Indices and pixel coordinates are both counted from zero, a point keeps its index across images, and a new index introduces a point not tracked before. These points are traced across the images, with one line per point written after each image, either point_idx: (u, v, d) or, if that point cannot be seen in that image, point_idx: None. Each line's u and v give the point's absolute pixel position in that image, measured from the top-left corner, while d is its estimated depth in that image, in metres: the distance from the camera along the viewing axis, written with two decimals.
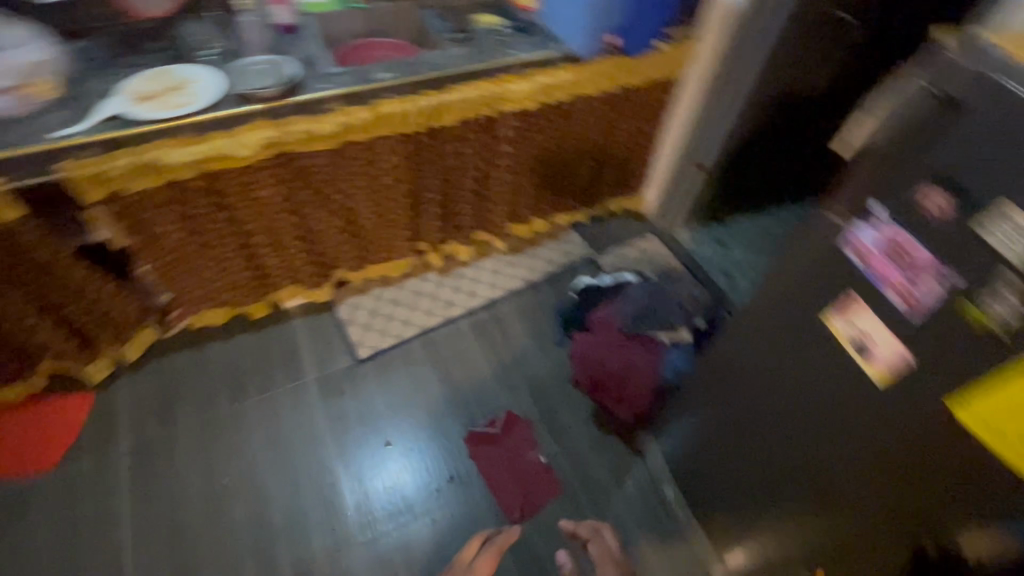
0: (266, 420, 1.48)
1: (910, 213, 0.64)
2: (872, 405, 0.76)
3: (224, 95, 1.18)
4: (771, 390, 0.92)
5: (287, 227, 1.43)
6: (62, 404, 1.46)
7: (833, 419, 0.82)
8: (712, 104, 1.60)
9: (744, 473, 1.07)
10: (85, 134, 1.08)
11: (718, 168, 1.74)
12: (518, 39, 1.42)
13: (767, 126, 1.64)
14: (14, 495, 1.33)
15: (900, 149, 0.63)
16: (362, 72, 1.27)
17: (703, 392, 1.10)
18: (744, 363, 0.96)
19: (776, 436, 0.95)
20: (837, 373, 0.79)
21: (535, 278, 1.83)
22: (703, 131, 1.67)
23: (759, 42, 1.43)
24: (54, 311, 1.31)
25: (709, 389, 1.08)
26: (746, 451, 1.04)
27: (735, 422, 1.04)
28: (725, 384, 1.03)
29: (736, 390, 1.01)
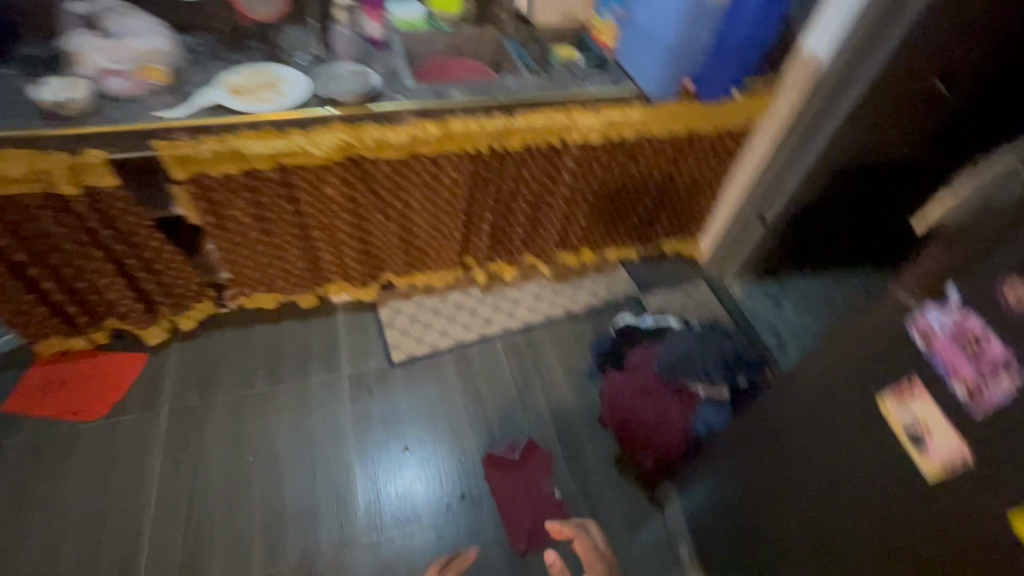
0: (296, 407, 1.53)
1: (987, 301, 0.59)
2: (919, 503, 0.69)
3: (309, 97, 1.26)
4: (806, 464, 0.87)
5: (346, 227, 1.49)
6: (118, 360, 1.56)
7: (866, 508, 0.77)
8: (781, 160, 1.56)
9: (765, 547, 1.01)
10: (182, 118, 1.18)
11: (779, 225, 1.69)
12: (591, 75, 1.45)
13: (836, 189, 1.58)
14: (61, 438, 1.42)
15: (984, 229, 0.60)
16: (439, 90, 1.33)
17: (735, 453, 1.05)
18: (782, 429, 0.92)
19: (803, 513, 0.89)
20: (880, 460, 0.74)
21: (576, 309, 1.82)
22: (768, 186, 1.63)
23: (838, 104, 1.40)
24: (127, 273, 1.41)
25: (742, 451, 1.03)
26: (769, 523, 0.98)
27: (764, 491, 0.98)
28: (759, 448, 0.98)
29: (769, 457, 0.96)
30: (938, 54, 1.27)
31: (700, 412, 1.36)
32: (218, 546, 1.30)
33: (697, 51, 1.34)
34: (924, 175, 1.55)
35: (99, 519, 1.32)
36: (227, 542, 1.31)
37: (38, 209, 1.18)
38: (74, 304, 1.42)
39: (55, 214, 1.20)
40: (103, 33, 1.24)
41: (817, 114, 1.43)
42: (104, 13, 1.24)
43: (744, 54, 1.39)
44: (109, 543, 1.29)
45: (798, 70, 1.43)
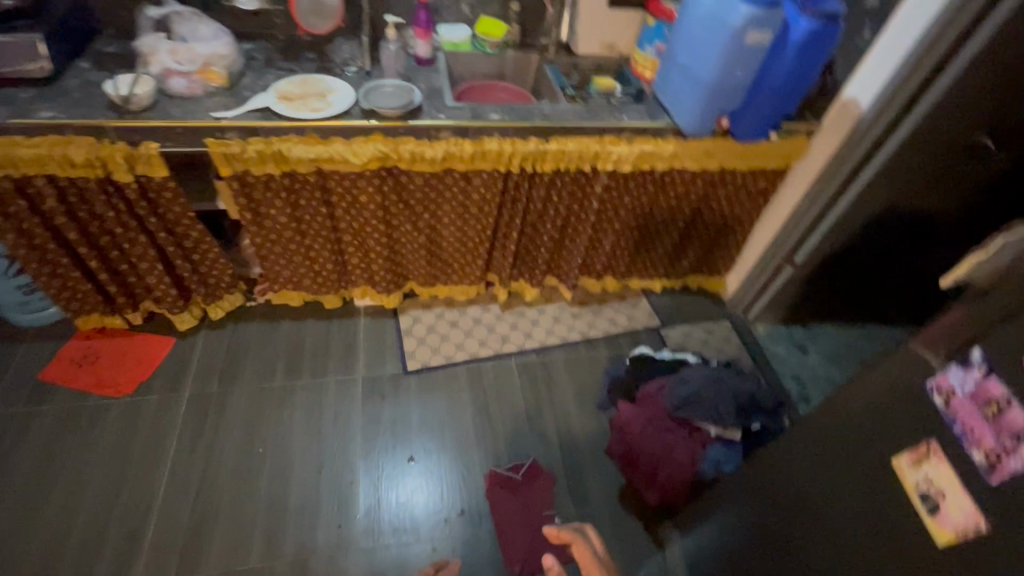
0: (310, 404, 1.56)
1: (1016, 369, 0.57)
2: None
3: (353, 108, 1.32)
4: (809, 518, 0.85)
5: (376, 234, 1.54)
6: (148, 342, 1.63)
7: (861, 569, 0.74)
8: (814, 204, 1.54)
9: None
10: (233, 118, 1.24)
11: (809, 269, 1.66)
12: (628, 106, 1.47)
13: (870, 238, 1.55)
14: (87, 411, 1.48)
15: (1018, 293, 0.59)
16: (477, 110, 1.37)
17: (743, 500, 1.03)
18: (790, 478, 0.89)
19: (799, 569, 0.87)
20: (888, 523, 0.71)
21: (594, 335, 1.81)
22: (800, 229, 1.61)
23: (877, 153, 1.38)
24: (167, 260, 1.48)
25: (749, 498, 1.00)
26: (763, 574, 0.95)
27: (764, 541, 0.96)
28: (765, 496, 0.95)
29: (774, 506, 0.93)
30: (985, 111, 1.24)
31: (709, 452, 1.35)
32: (220, 532, 1.33)
33: (737, 91, 1.34)
34: (965, 233, 1.50)
35: (112, 493, 1.36)
36: (228, 530, 1.33)
37: (94, 192, 1.26)
38: (115, 284, 1.50)
39: (108, 198, 1.28)
40: (172, 36, 1.33)
41: (855, 162, 1.41)
42: (173, 16, 1.32)
43: (785, 97, 1.38)
44: (118, 518, 1.32)
45: (840, 117, 1.42)
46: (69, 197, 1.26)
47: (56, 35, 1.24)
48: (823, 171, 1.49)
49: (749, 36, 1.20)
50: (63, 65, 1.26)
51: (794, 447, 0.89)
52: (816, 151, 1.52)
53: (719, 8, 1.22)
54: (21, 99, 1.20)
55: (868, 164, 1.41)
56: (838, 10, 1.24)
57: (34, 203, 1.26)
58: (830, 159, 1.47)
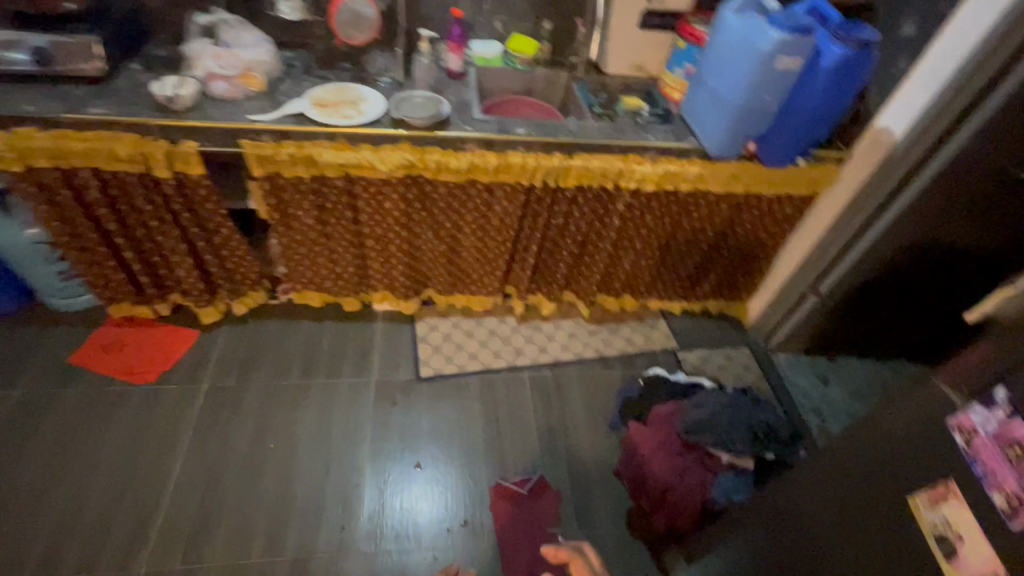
0: (323, 404, 1.58)
1: None
2: None
3: (383, 117, 1.35)
4: (820, 554, 0.81)
5: (397, 240, 1.56)
6: (173, 333, 1.68)
7: None
8: (842, 232, 1.51)
9: None
10: (268, 121, 1.29)
11: (834, 299, 1.62)
12: (653, 126, 1.47)
13: (899, 270, 1.51)
14: (111, 396, 1.53)
15: None
16: (504, 124, 1.39)
17: (752, 531, 0.99)
18: (802, 512, 0.86)
19: None
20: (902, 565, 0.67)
21: (609, 354, 1.80)
22: (826, 257, 1.57)
23: (909, 184, 1.35)
24: (197, 255, 1.53)
25: (759, 530, 0.97)
26: None
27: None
28: (775, 529, 0.92)
29: (784, 540, 0.90)
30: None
31: (720, 480, 1.31)
32: (226, 525, 1.35)
33: (765, 115, 1.33)
34: (1002, 270, 1.44)
35: (127, 478, 1.40)
36: (234, 523, 1.35)
37: (134, 186, 1.32)
38: (147, 275, 1.55)
39: (147, 192, 1.34)
40: (217, 41, 1.39)
41: (885, 192, 1.39)
42: (220, 25, 1.40)
43: (815, 123, 1.36)
44: (131, 502, 1.36)
45: (872, 146, 1.40)
46: (111, 189, 1.32)
47: (111, 38, 1.31)
48: (851, 199, 1.46)
49: (779, 61, 1.20)
50: (116, 66, 1.34)
51: (808, 479, 0.86)
52: (845, 179, 1.49)
53: (750, 32, 1.22)
54: (74, 95, 1.27)
55: (899, 195, 1.37)
56: (872, 38, 1.23)
57: (78, 193, 1.32)
58: (860, 187, 1.44)
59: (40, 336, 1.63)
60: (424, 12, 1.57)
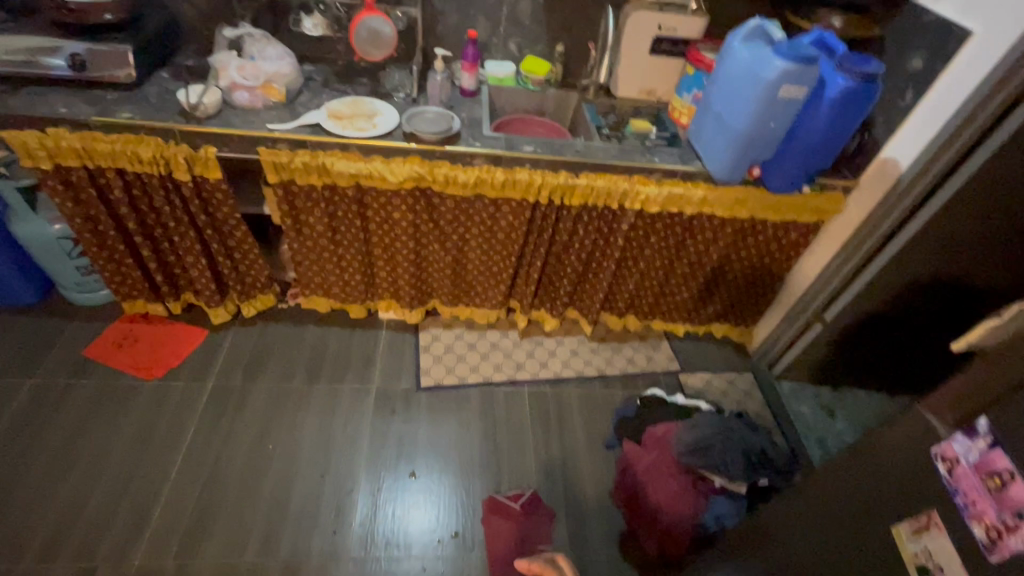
0: (323, 409, 1.60)
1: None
2: None
3: (395, 130, 1.40)
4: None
5: (405, 251, 1.60)
6: (184, 331, 1.73)
7: None
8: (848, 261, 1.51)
9: None
10: (284, 131, 1.34)
11: (838, 328, 1.61)
12: (660, 149, 1.49)
13: (906, 302, 1.50)
14: (120, 389, 1.57)
15: None
16: (512, 142, 1.42)
17: (741, 557, 0.98)
18: (790, 538, 0.86)
19: None
20: None
21: (610, 372, 1.80)
22: (831, 286, 1.57)
23: (915, 215, 1.34)
24: (211, 256, 1.58)
25: (747, 556, 0.96)
26: None
27: None
28: (763, 556, 0.91)
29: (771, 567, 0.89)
30: None
31: (712, 505, 1.32)
32: (221, 522, 1.37)
33: (770, 142, 1.35)
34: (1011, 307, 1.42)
35: (129, 471, 1.42)
36: (228, 522, 1.37)
37: (155, 187, 1.38)
38: (163, 273, 1.61)
39: (166, 193, 1.40)
40: (243, 52, 1.45)
41: (891, 223, 1.39)
42: (247, 39, 1.46)
43: (821, 152, 1.37)
44: (131, 494, 1.39)
45: (878, 177, 1.41)
46: (132, 189, 1.38)
47: (143, 47, 1.38)
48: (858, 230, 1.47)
49: (783, 89, 1.22)
50: (147, 74, 1.41)
51: (800, 506, 0.85)
52: (852, 209, 1.49)
53: (755, 61, 1.24)
54: (105, 100, 1.34)
55: (905, 226, 1.37)
56: (877, 71, 1.24)
57: (102, 192, 1.38)
58: (866, 218, 1.45)
59: (58, 328, 1.69)
60: (441, 32, 1.62)
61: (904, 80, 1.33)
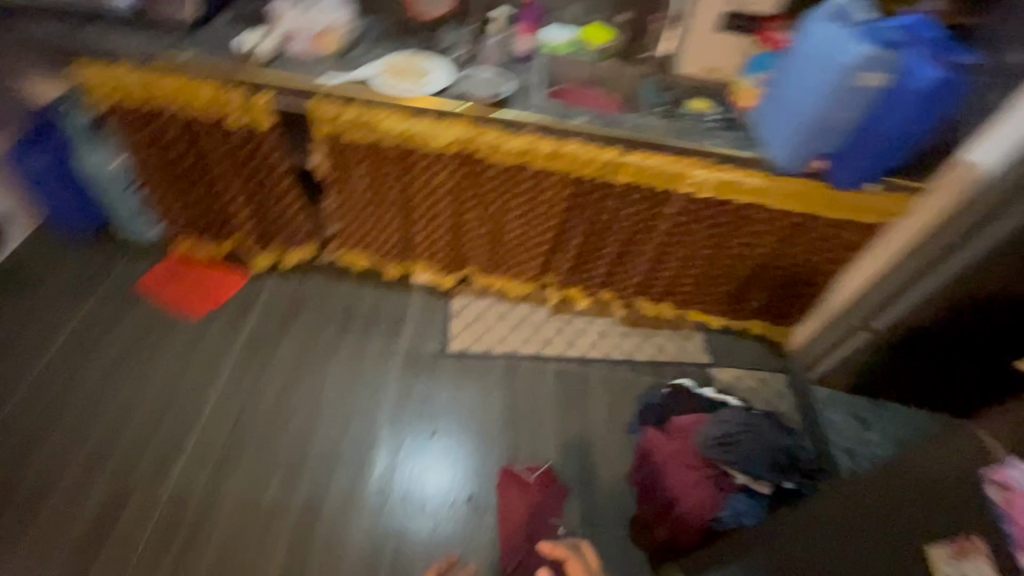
0: (352, 363, 1.64)
1: None
2: None
3: (445, 90, 1.38)
4: None
5: (444, 215, 1.60)
6: (226, 274, 1.78)
7: None
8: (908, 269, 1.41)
9: None
10: (337, 83, 1.34)
11: (888, 337, 1.53)
12: (717, 131, 1.42)
13: (966, 317, 1.40)
14: (164, 324, 1.65)
15: None
16: (564, 111, 1.39)
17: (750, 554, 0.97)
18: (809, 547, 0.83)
19: None
20: None
21: (638, 358, 1.77)
22: (885, 295, 1.47)
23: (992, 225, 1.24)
24: (257, 204, 1.62)
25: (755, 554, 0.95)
26: None
27: None
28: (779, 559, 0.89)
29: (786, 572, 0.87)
30: None
31: (732, 501, 1.28)
32: (248, 459, 1.43)
33: (839, 133, 1.26)
34: None
35: (168, 401, 1.51)
36: (255, 460, 1.43)
37: (208, 130, 1.42)
38: (210, 216, 1.66)
39: (218, 137, 1.43)
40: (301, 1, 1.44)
41: (963, 232, 1.28)
42: None
43: (894, 147, 1.28)
44: (169, 423, 1.47)
45: (951, 179, 1.29)
46: (188, 130, 1.42)
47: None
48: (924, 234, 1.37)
49: (861, 77, 1.14)
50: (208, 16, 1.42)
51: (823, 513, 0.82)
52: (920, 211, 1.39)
53: (834, 44, 1.16)
54: (166, 40, 1.36)
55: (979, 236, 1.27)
56: (966, 62, 1.17)
57: (159, 131, 1.43)
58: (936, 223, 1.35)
59: (113, 260, 1.78)
60: None
61: (1000, 75, 1.21)
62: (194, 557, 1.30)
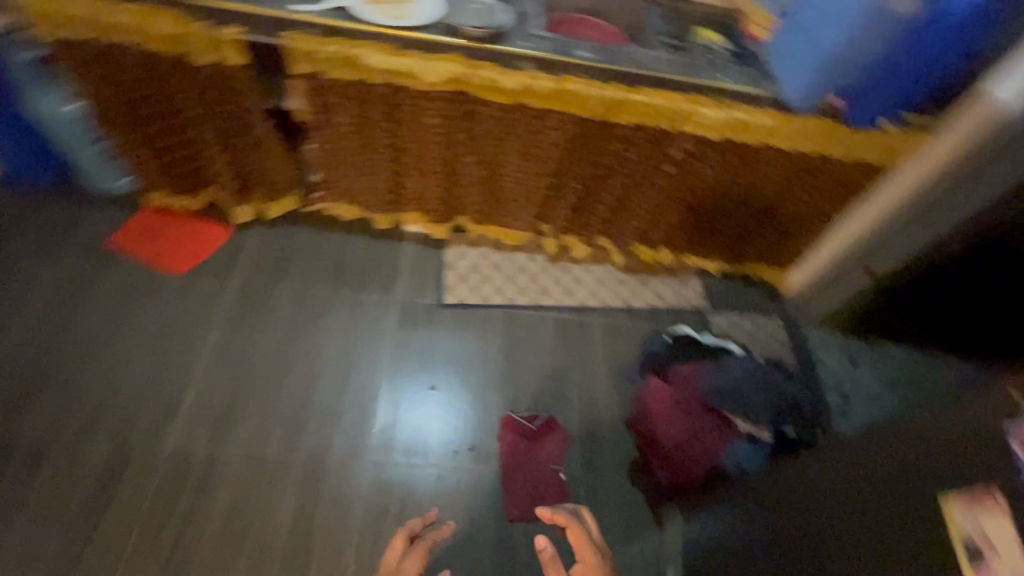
0: (347, 315, 1.60)
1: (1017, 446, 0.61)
2: None
3: (432, 20, 1.27)
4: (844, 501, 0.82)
5: (436, 158, 1.52)
6: (204, 230, 1.66)
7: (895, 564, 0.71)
8: (900, 224, 1.45)
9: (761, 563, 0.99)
10: (314, 13, 1.23)
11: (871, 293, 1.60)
12: (727, 65, 1.35)
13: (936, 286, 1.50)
14: (147, 284, 1.56)
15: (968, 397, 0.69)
16: (565, 44, 1.29)
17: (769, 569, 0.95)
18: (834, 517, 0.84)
19: (818, 548, 0.85)
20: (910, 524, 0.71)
21: (637, 306, 1.75)
22: (880, 247, 1.51)
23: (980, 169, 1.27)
24: (233, 150, 1.52)
25: (776, 509, 0.99)
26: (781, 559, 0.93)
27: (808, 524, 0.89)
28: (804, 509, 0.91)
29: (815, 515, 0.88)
30: None
31: (735, 447, 1.33)
32: (248, 417, 1.41)
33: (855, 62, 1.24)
34: None
35: (162, 359, 1.46)
36: (254, 417, 1.41)
37: (169, 66, 1.29)
38: (188, 165, 1.55)
39: (185, 73, 1.31)
40: None
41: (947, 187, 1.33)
42: None
43: (926, 77, 1.23)
44: (161, 385, 1.42)
45: (936, 148, 1.33)
46: (146, 70, 1.30)
47: None
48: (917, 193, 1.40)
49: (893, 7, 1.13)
50: None
51: (866, 480, 0.80)
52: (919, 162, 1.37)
53: None
54: None
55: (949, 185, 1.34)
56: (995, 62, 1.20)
57: (116, 72, 1.30)
58: (923, 186, 1.38)
59: (84, 217, 1.63)
60: None
61: None
62: (208, 506, 1.30)
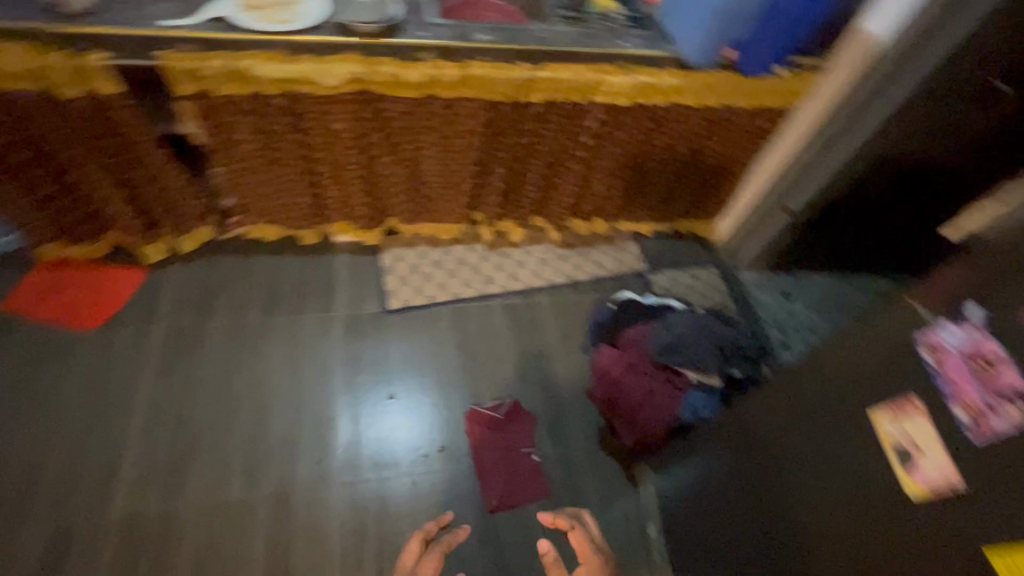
0: (289, 339, 1.53)
1: (932, 351, 0.65)
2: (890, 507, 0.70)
3: (320, 20, 1.20)
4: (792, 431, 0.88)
5: (352, 164, 1.46)
6: (113, 276, 1.54)
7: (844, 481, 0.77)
8: (807, 163, 1.53)
9: (731, 503, 1.04)
10: (188, 27, 1.14)
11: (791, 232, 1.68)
12: (625, 31, 1.37)
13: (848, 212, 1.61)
14: (59, 346, 1.43)
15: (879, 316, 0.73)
16: (463, 29, 1.26)
17: (738, 504, 1.01)
18: (786, 446, 0.89)
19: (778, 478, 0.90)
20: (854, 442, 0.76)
21: (581, 279, 1.78)
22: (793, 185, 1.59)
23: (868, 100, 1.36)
24: (128, 186, 1.40)
25: (735, 447, 1.04)
26: (749, 495, 0.98)
27: (765, 459, 0.94)
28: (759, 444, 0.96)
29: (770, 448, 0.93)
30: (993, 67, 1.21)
31: (690, 398, 1.37)
32: (201, 464, 1.33)
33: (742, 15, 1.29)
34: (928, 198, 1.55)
35: (90, 423, 1.35)
36: (207, 463, 1.34)
37: (34, 105, 1.17)
38: (79, 211, 1.41)
39: (55, 111, 1.19)
40: None
41: (843, 121, 1.42)
42: None
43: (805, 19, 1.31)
44: (95, 450, 1.32)
45: (827, 86, 1.41)
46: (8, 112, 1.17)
47: None
48: (816, 129, 1.48)
49: None
50: None
51: (811, 408, 0.85)
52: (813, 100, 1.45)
53: None
54: None
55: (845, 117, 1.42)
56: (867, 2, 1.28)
57: None
58: (820, 122, 1.47)
59: None
60: None
61: None
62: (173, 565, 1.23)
